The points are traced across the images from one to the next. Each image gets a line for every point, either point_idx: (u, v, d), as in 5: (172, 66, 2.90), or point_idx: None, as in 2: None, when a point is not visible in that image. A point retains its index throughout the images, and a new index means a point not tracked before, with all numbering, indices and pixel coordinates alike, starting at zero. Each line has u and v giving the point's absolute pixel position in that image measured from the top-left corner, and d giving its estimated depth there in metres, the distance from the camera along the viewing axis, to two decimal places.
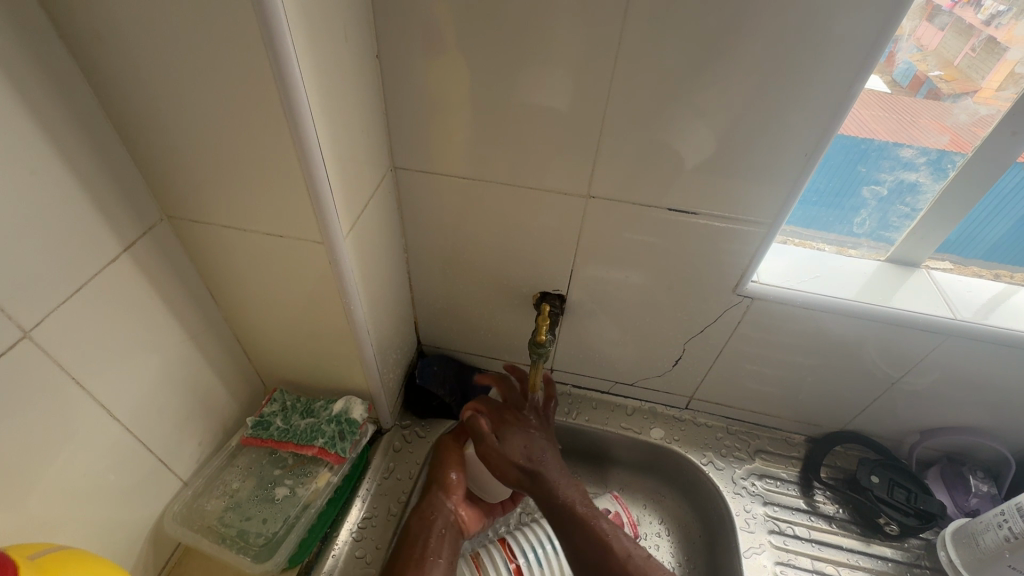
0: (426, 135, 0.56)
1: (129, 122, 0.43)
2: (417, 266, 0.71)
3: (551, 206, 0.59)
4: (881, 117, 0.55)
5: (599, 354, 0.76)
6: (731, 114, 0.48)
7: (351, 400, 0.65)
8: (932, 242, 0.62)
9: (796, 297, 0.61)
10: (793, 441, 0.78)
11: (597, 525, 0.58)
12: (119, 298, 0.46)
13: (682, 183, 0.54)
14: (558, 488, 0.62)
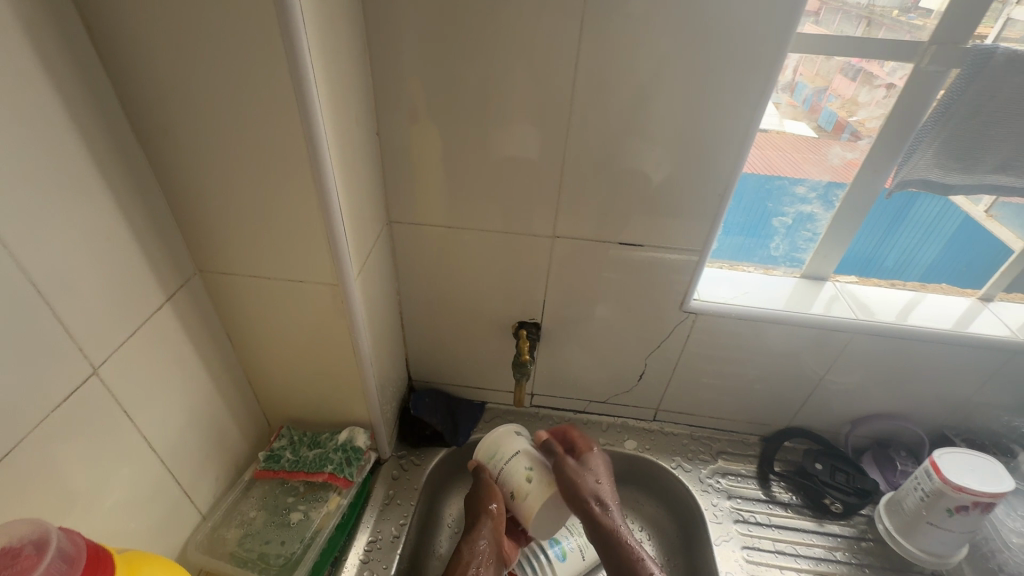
0: (416, 193, 0.67)
1: (177, 193, 0.52)
2: (408, 307, 0.80)
3: (523, 246, 0.70)
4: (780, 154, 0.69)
5: (574, 375, 0.86)
6: (660, 160, 0.61)
7: (354, 430, 0.72)
8: (833, 260, 0.77)
9: (730, 309, 0.73)
10: (749, 441, 0.89)
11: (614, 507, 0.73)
12: (161, 342, 0.54)
13: (629, 222, 0.66)
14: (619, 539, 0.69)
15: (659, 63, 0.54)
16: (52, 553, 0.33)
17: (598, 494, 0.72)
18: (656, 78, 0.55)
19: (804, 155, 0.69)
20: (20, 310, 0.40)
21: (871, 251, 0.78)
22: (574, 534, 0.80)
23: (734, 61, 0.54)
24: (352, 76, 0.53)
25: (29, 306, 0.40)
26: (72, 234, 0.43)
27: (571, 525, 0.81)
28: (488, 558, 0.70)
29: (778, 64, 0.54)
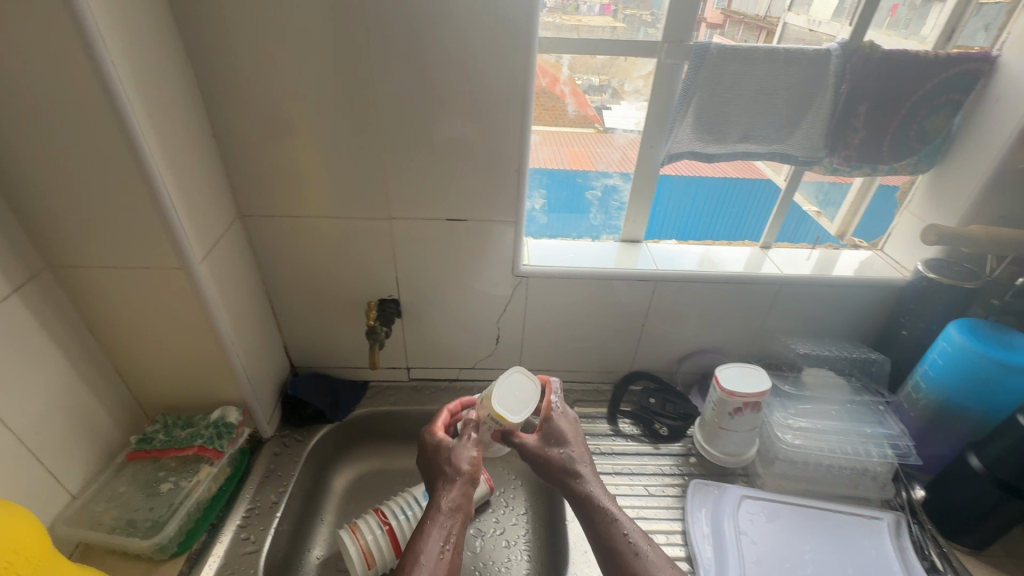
0: (262, 187, 0.75)
1: (17, 191, 0.58)
2: (277, 296, 0.88)
3: (367, 229, 0.80)
4: (569, 149, 0.84)
5: (440, 346, 0.96)
6: (459, 146, 0.72)
7: (226, 409, 0.79)
8: (641, 223, 0.92)
9: (554, 271, 0.86)
10: (601, 389, 1.02)
11: (586, 474, 0.68)
12: (11, 327, 0.59)
13: (450, 200, 0.77)
14: (607, 518, 0.64)
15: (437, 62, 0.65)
16: None
17: (563, 464, 0.69)
18: (442, 77, 0.66)
19: (589, 147, 0.85)
20: None
21: (670, 216, 0.94)
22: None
23: (496, 59, 0.65)
24: (174, 85, 0.61)
25: None
26: None
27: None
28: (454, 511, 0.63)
29: (530, 60, 0.65)
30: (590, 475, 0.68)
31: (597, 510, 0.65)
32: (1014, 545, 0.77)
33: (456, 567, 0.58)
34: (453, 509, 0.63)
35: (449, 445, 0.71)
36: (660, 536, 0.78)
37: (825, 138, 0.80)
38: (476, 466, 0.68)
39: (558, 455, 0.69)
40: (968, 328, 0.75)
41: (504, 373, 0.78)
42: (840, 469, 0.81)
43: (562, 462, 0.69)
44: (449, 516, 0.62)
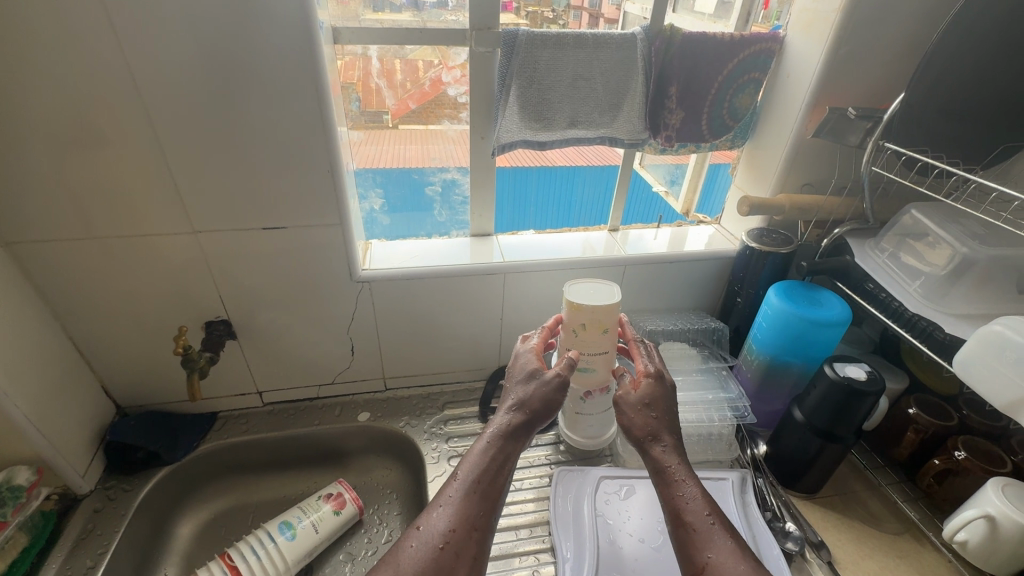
0: (24, 209, 0.64)
1: None
2: (78, 331, 0.77)
3: (171, 246, 0.72)
4: (395, 147, 0.83)
5: (290, 364, 0.89)
6: (257, 145, 0.66)
7: (14, 469, 0.69)
8: (489, 216, 0.90)
9: (397, 272, 0.82)
10: (474, 387, 1.00)
11: (665, 441, 0.62)
12: None
13: (261, 205, 0.70)
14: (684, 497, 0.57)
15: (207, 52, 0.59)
16: None
17: (643, 426, 0.63)
18: (216, 70, 0.60)
19: (419, 145, 0.83)
20: None
21: (518, 207, 0.94)
22: (307, 513, 0.83)
23: (277, 48, 0.60)
24: None
25: None
26: None
27: (305, 506, 0.84)
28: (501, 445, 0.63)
29: (315, 46, 0.61)
30: (671, 447, 0.61)
31: (671, 481, 0.59)
32: (843, 482, 0.84)
33: (497, 485, 0.61)
34: (505, 434, 0.64)
35: (533, 375, 0.70)
36: (523, 531, 0.77)
37: (644, 120, 0.83)
38: (543, 405, 0.67)
39: (643, 416, 0.64)
40: (785, 291, 0.81)
41: (593, 282, 0.75)
42: (690, 436, 0.85)
43: (646, 426, 0.63)
44: (502, 439, 0.64)
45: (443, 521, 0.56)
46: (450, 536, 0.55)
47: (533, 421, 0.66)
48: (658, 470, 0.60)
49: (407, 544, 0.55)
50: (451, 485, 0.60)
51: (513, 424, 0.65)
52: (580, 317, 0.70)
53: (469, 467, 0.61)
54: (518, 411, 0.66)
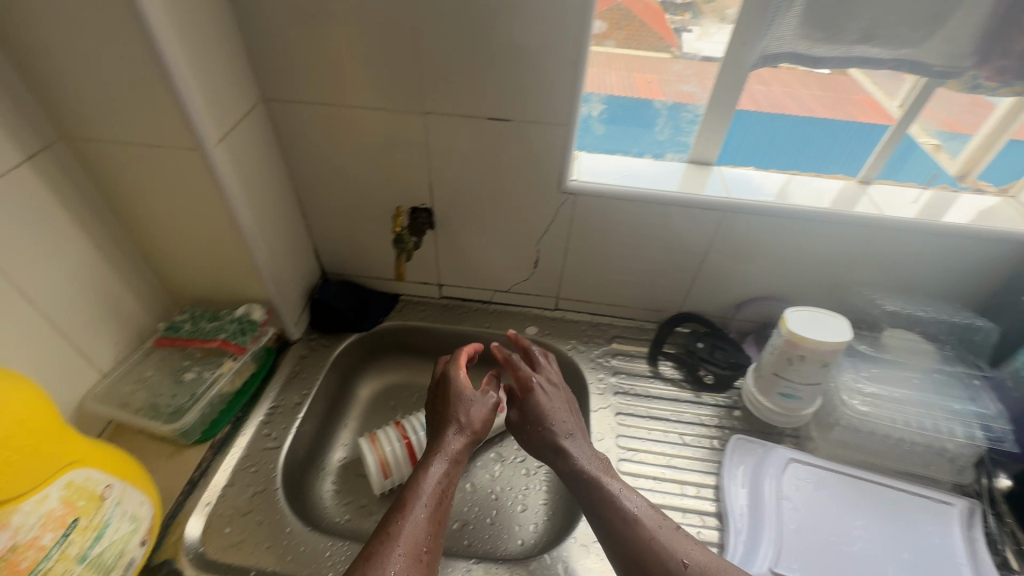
0: (283, 67, 0.67)
1: (18, 48, 0.53)
2: (306, 195, 0.82)
3: (399, 124, 0.71)
4: (629, 75, 0.76)
5: (475, 264, 0.89)
6: (507, 21, 0.60)
7: (252, 306, 0.77)
8: (716, 142, 0.78)
9: (607, 190, 0.76)
10: (645, 327, 0.94)
11: (569, 448, 0.65)
12: (21, 198, 0.56)
13: (493, 93, 0.66)
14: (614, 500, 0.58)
15: None
16: None
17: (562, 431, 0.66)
18: None
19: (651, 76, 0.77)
20: None
21: (745, 146, 0.81)
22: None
23: None
24: None
25: None
26: None
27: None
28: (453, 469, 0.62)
29: None
30: (591, 458, 0.64)
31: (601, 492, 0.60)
32: None
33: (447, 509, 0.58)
34: (453, 457, 0.63)
35: (464, 393, 0.69)
36: (688, 488, 0.72)
37: (975, 44, 0.62)
38: (484, 426, 0.67)
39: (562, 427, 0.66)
40: None
41: (821, 312, 0.70)
42: (912, 445, 0.70)
43: (563, 426, 0.67)
44: (449, 463, 0.62)
45: (395, 541, 0.52)
46: (397, 559, 0.51)
47: (473, 441, 0.66)
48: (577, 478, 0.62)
49: (396, 552, 0.51)
50: (411, 496, 0.57)
51: (458, 447, 0.64)
52: (799, 350, 0.67)
53: (431, 473, 0.60)
54: (463, 434, 0.65)
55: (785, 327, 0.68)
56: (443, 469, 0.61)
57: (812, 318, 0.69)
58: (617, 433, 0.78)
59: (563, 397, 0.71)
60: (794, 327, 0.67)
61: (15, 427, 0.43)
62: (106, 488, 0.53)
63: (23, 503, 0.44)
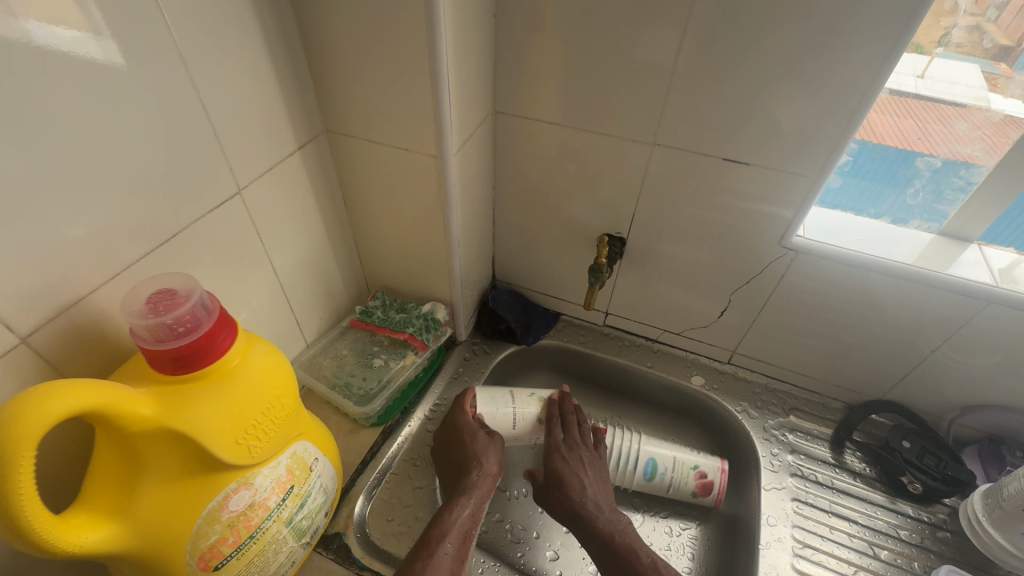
0: (523, 83, 0.67)
1: (316, 50, 0.58)
2: (501, 205, 0.83)
3: (621, 151, 0.68)
4: (904, 122, 0.63)
5: (652, 300, 0.85)
6: (783, 61, 0.55)
7: (436, 305, 0.80)
8: (986, 218, 0.65)
9: (838, 253, 0.67)
10: (831, 405, 0.83)
11: (597, 514, 0.63)
12: (289, 182, 0.62)
13: (739, 134, 0.61)
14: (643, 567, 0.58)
15: None
16: (195, 298, 0.42)
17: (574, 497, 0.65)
18: None
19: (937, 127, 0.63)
20: (198, 133, 0.49)
21: None
22: (674, 468, 0.73)
23: None
24: None
25: (203, 131, 0.49)
26: (237, 66, 0.51)
27: (677, 462, 0.73)
28: (473, 514, 0.62)
29: None
30: (621, 524, 0.63)
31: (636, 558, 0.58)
32: None
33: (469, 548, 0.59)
34: (477, 499, 0.63)
35: (476, 436, 0.68)
36: None
37: None
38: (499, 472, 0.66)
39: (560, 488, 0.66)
40: None
41: None
42: None
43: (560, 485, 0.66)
44: (474, 504, 0.62)
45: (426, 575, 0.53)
46: None
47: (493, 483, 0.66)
48: (601, 545, 0.61)
49: None
50: (435, 533, 0.58)
51: (482, 488, 0.64)
52: None
53: (459, 511, 0.61)
54: (488, 482, 0.65)
55: None
56: (468, 511, 0.61)
57: None
58: (794, 523, 0.70)
59: (585, 462, 0.68)
60: None
61: (274, 399, 0.47)
62: (314, 462, 0.56)
63: (264, 466, 0.48)
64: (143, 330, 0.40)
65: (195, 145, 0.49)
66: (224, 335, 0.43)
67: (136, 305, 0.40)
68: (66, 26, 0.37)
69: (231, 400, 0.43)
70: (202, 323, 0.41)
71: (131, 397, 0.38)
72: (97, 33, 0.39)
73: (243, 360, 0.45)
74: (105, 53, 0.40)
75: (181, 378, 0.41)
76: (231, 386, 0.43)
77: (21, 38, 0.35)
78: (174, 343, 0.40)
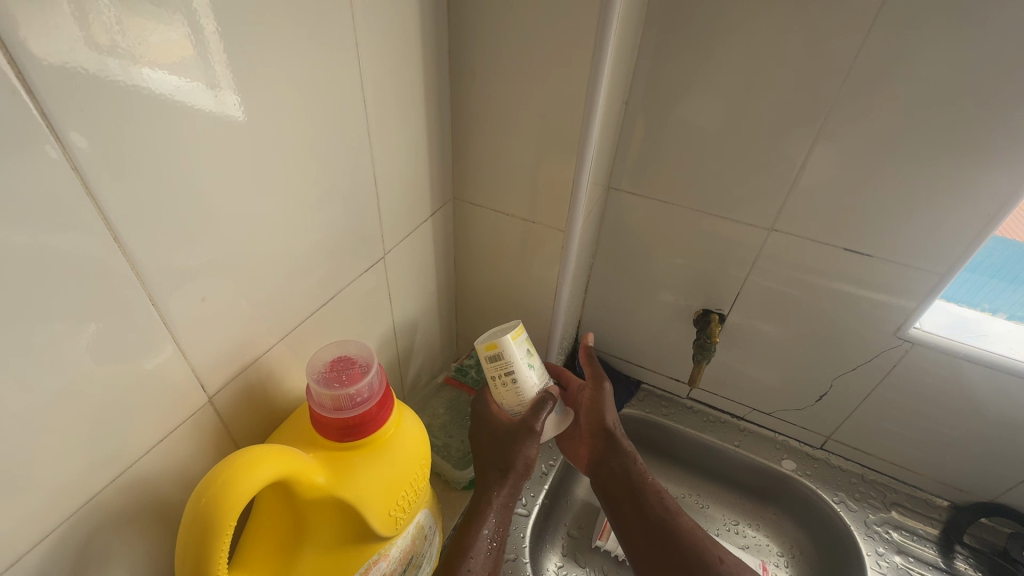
0: (643, 164, 0.70)
1: (462, 128, 0.62)
2: (597, 273, 0.84)
3: (734, 233, 0.70)
4: None
5: (743, 377, 0.84)
6: (917, 162, 0.56)
7: None
8: None
9: (959, 349, 0.66)
10: (935, 504, 0.79)
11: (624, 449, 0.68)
12: (418, 245, 0.65)
13: (863, 225, 0.62)
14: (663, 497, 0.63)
15: (960, 56, 0.50)
16: (370, 370, 0.43)
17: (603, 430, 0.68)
18: (961, 71, 0.51)
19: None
20: (365, 202, 0.52)
21: None
22: None
23: None
24: (631, 38, 0.57)
25: (368, 201, 0.52)
26: (402, 143, 0.54)
27: None
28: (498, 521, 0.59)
29: None
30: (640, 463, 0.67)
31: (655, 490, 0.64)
32: None
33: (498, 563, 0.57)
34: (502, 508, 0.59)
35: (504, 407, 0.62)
36: None
37: None
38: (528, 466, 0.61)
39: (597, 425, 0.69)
40: None
41: None
42: None
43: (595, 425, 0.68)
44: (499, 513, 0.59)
45: None
46: None
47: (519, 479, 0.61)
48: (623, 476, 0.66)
49: None
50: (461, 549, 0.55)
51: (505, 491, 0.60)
52: None
53: (487, 524, 0.57)
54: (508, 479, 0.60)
55: None
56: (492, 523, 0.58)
57: None
58: None
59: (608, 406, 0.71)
60: None
61: (416, 471, 0.47)
62: (428, 530, 0.55)
63: (398, 537, 0.48)
64: (324, 397, 0.41)
65: (360, 213, 0.52)
66: (387, 407, 0.43)
67: (316, 370, 0.42)
68: (180, 74, 0.32)
69: (385, 470, 0.43)
70: (372, 395, 0.42)
71: (310, 464, 0.39)
72: (214, 84, 0.34)
73: (396, 430, 0.45)
74: (219, 105, 0.35)
75: (346, 446, 0.42)
76: (386, 457, 0.43)
77: (140, 89, 0.30)
78: (349, 413, 0.41)
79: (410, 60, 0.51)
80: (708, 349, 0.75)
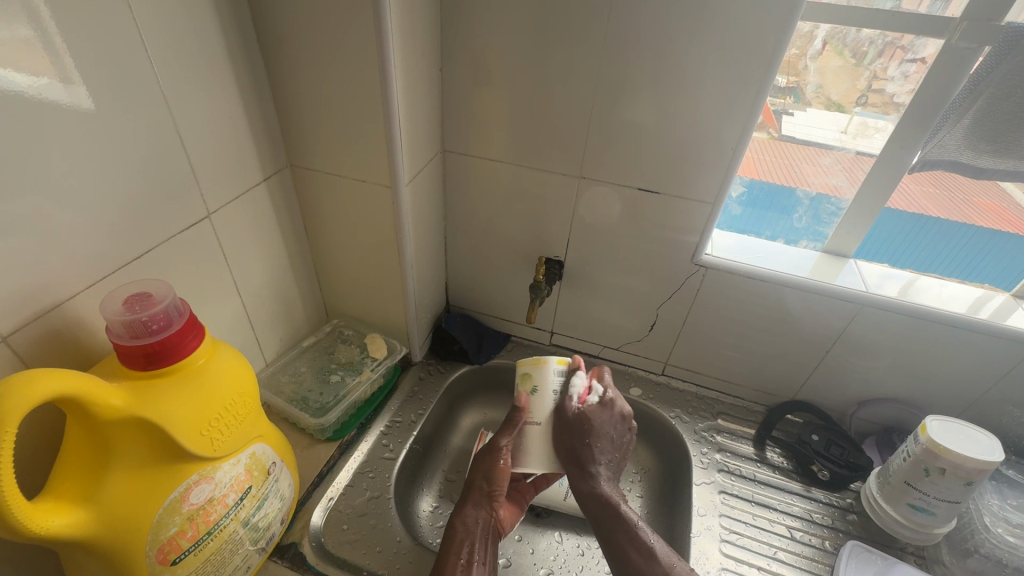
0: (468, 126, 0.77)
1: (281, 95, 0.66)
2: (452, 234, 0.91)
3: (554, 184, 0.79)
4: (779, 160, 0.77)
5: (590, 318, 0.93)
6: (676, 108, 0.67)
7: (394, 342, 0.89)
8: (856, 236, 0.78)
9: (741, 268, 0.78)
10: (753, 408, 0.92)
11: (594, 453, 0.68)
12: (253, 209, 0.68)
13: (650, 167, 0.73)
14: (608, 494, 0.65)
15: (685, 15, 0.61)
16: (168, 302, 0.47)
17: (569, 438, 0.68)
18: (689, 28, 0.61)
19: (928, 190, 0.75)
20: (175, 161, 0.55)
21: (869, 232, 0.78)
22: None
23: (753, 19, 0.59)
24: (424, 9, 0.64)
25: (179, 161, 0.56)
26: (211, 107, 0.58)
27: None
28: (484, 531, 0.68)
29: (792, 19, 0.58)
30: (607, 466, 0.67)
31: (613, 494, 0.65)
32: None
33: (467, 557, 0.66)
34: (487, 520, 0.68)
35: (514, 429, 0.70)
36: None
37: None
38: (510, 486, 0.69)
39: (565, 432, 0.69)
40: None
41: (965, 425, 0.67)
42: None
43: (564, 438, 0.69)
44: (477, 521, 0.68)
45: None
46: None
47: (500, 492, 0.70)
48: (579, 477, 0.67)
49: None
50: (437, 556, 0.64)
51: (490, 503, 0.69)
52: (941, 462, 0.65)
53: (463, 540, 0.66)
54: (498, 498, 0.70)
55: (925, 435, 0.66)
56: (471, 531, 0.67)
57: (959, 430, 0.66)
58: (720, 512, 0.78)
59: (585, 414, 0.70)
60: (924, 422, 0.67)
61: (236, 398, 0.51)
62: (271, 465, 0.59)
63: (223, 462, 0.52)
64: (122, 328, 0.45)
65: (171, 172, 0.55)
66: (193, 335, 0.48)
67: (114, 306, 0.46)
68: (43, 75, 0.42)
69: (196, 394, 0.48)
70: (172, 324, 0.46)
71: (106, 387, 0.43)
72: None
73: (208, 359, 0.49)
74: (75, 97, 0.45)
75: (151, 373, 0.46)
76: (197, 382, 0.48)
77: None
78: (147, 339, 0.45)
79: (208, 29, 0.55)
80: (538, 288, 0.85)
